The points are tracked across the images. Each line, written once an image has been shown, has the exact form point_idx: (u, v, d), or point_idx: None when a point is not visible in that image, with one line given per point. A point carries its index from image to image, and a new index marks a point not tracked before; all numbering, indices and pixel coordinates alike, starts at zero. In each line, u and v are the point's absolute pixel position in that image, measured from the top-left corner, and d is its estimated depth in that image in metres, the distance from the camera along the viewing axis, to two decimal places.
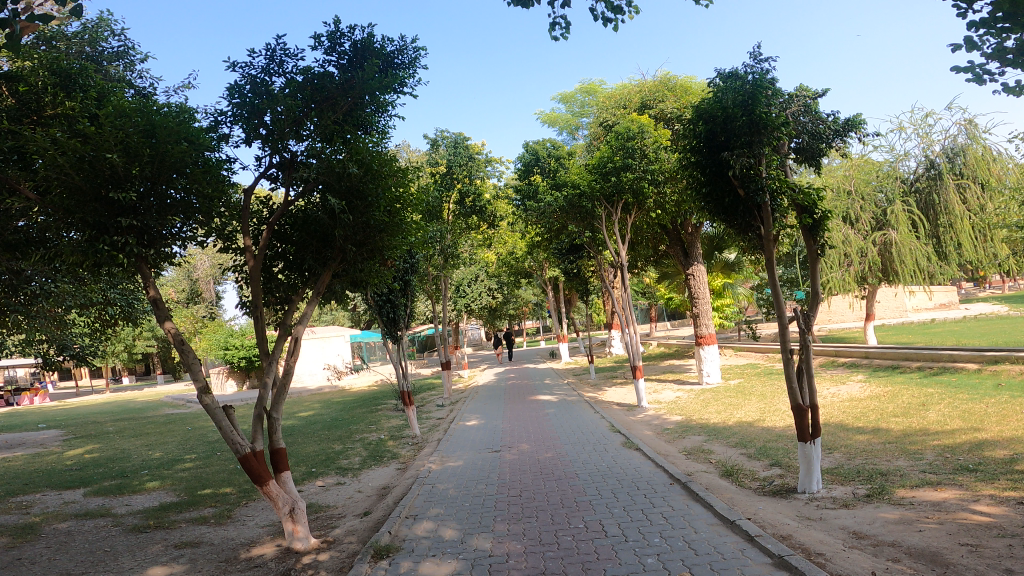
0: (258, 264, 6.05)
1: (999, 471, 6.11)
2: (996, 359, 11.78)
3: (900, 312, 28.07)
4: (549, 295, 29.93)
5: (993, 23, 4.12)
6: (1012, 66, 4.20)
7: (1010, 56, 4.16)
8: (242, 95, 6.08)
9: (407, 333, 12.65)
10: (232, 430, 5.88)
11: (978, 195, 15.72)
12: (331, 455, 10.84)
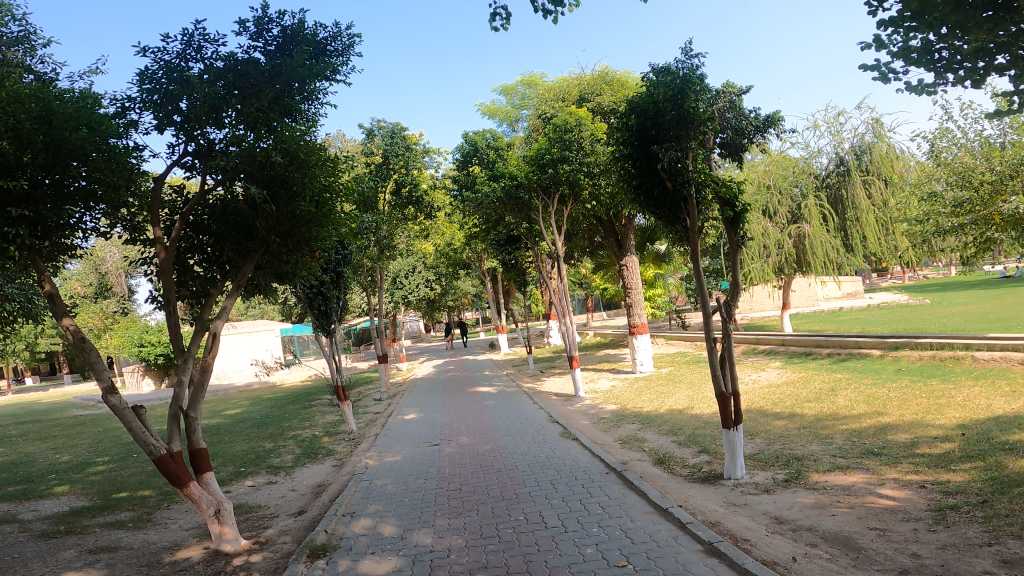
0: (170, 256, 5.72)
1: (902, 454, 6.54)
2: (896, 346, 12.63)
3: (812, 301, 29.90)
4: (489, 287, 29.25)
5: (900, 22, 4.43)
6: (916, 65, 4.49)
7: (914, 55, 4.46)
8: (153, 81, 5.76)
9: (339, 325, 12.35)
10: (143, 431, 5.58)
11: (882, 190, 16.89)
12: (261, 453, 10.50)
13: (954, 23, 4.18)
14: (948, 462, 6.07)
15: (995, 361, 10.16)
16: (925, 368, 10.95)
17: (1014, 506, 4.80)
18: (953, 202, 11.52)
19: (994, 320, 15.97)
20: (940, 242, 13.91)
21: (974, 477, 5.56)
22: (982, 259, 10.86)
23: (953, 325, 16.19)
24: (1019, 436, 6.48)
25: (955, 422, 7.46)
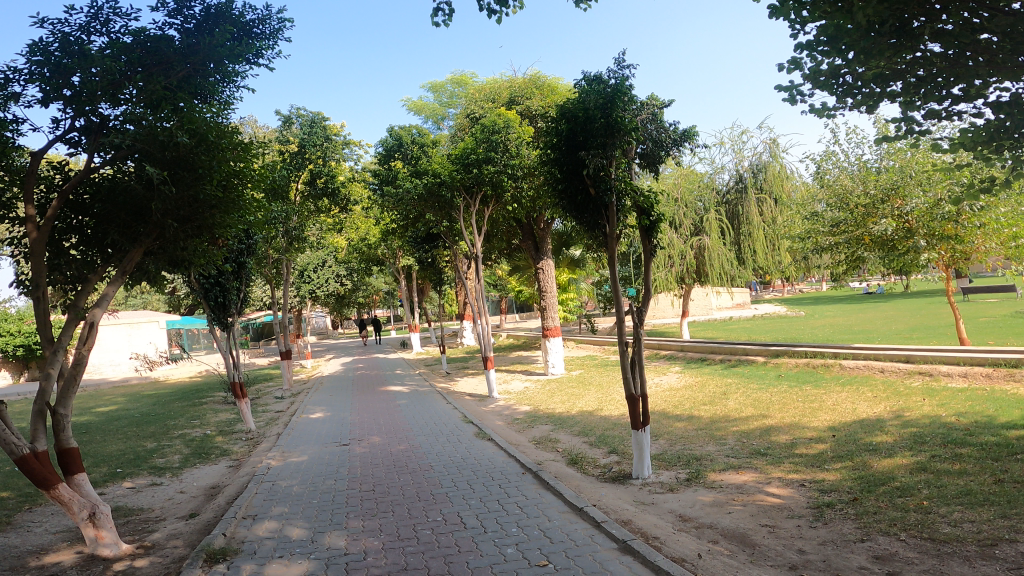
0: (43, 236, 5.06)
1: (784, 455, 6.85)
2: (778, 353, 13.55)
3: (706, 310, 31.60)
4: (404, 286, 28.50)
5: (815, 45, 4.76)
6: (822, 87, 4.88)
7: (822, 78, 4.84)
8: (45, 53, 5.17)
9: (238, 318, 11.71)
10: (3, 430, 4.99)
11: (772, 208, 18.35)
12: (142, 453, 9.78)
13: (858, 48, 4.58)
14: (823, 462, 6.33)
15: (859, 369, 11.08)
16: (803, 375, 11.74)
17: (881, 504, 4.85)
18: (832, 222, 12.63)
19: (859, 332, 17.47)
20: (817, 260, 15.01)
21: (845, 475, 5.77)
22: (852, 273, 12.75)
23: (824, 336, 17.61)
24: (881, 437, 6.99)
25: (827, 424, 8.02)
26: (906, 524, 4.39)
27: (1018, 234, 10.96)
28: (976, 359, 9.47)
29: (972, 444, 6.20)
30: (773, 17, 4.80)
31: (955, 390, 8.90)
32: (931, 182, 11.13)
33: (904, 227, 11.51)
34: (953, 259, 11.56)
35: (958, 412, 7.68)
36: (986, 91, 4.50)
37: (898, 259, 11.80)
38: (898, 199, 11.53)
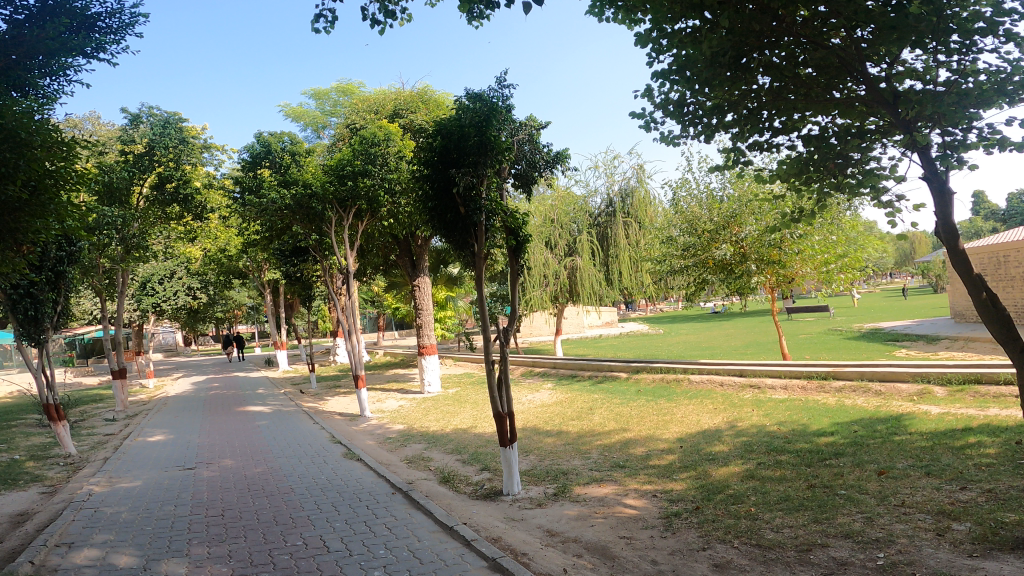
0: None
1: (639, 467, 7.18)
2: (639, 369, 14.29)
3: (579, 328, 32.65)
4: (268, 301, 27.28)
5: (668, 74, 5.16)
6: (671, 115, 5.31)
7: (672, 107, 5.27)
8: None
9: (50, 335, 10.55)
10: None
11: (637, 232, 18.86)
12: None
13: (703, 78, 5.01)
14: (671, 472, 6.71)
15: (704, 383, 11.88)
16: (656, 389, 12.39)
17: (718, 511, 5.21)
18: (683, 246, 13.56)
19: (704, 349, 18.84)
20: (670, 281, 15.83)
21: (689, 485, 6.14)
22: (699, 294, 13.86)
23: (676, 352, 18.81)
24: (718, 447, 7.55)
25: (675, 436, 8.53)
26: (738, 530, 4.74)
27: (829, 259, 12.56)
28: (793, 372, 10.73)
29: (790, 451, 6.85)
30: (636, 44, 5.07)
31: (778, 400, 9.80)
32: (761, 212, 12.43)
33: (739, 252, 12.81)
34: (777, 282, 12.95)
35: (779, 421, 8.45)
36: (801, 126, 5.16)
37: (735, 281, 13.09)
38: (735, 226, 12.74)
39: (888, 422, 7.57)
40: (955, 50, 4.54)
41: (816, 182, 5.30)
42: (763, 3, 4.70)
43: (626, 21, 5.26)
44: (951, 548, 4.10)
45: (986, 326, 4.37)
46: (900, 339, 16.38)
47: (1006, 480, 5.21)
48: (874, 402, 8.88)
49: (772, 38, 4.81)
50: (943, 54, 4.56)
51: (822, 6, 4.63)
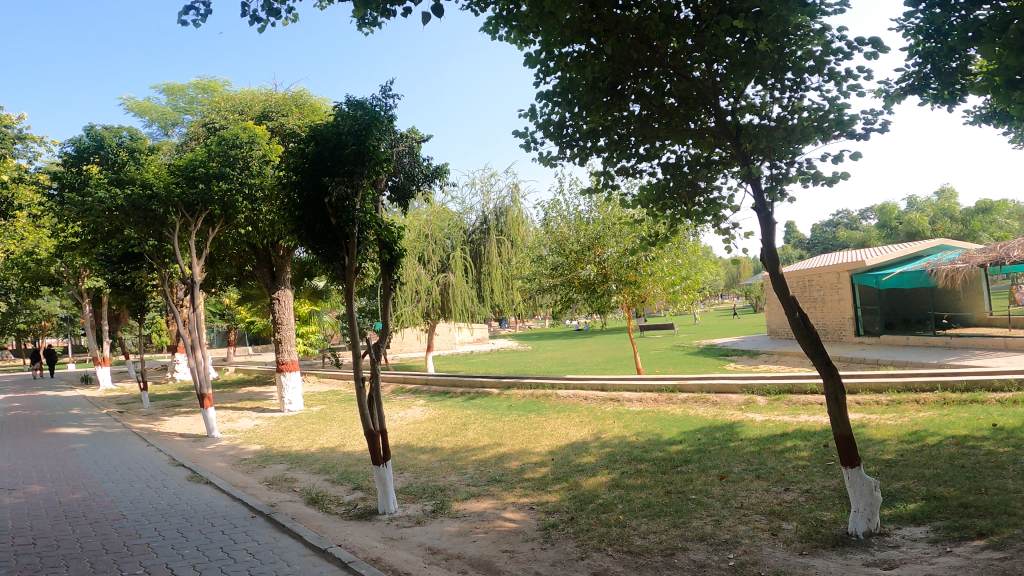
0: None
1: (514, 480, 7.36)
2: (509, 385, 14.63)
3: (450, 344, 32.63)
4: (87, 312, 24.65)
5: (551, 97, 5.46)
6: (550, 137, 5.60)
7: (552, 129, 5.55)
8: None
9: None
10: None
11: (509, 250, 19.60)
12: None
13: (584, 101, 5.35)
14: (545, 485, 6.94)
15: (570, 398, 12.38)
16: (526, 404, 12.71)
17: (591, 521, 5.48)
18: (551, 266, 14.11)
19: (569, 364, 19.61)
20: (539, 299, 16.33)
21: (562, 496, 6.40)
22: (564, 312, 14.39)
23: (543, 368, 19.40)
24: (585, 458, 7.92)
25: (546, 449, 8.83)
26: (611, 538, 5.01)
27: (675, 281, 13.61)
28: (646, 387, 11.52)
29: (647, 460, 7.35)
30: (527, 64, 5.29)
31: (635, 412, 10.43)
32: (622, 235, 13.31)
33: (601, 272, 13.53)
34: (632, 301, 13.76)
35: (636, 432, 9.01)
36: (661, 154, 5.69)
37: (597, 300, 13.77)
38: (598, 247, 13.50)
39: (723, 429, 8.34)
40: (786, 87, 5.29)
41: (670, 208, 5.83)
42: (641, 34, 5.12)
43: (518, 40, 5.53)
44: (787, 548, 4.61)
45: (798, 340, 5.06)
46: (728, 354, 18.14)
47: (819, 481, 5.96)
48: (711, 411, 9.72)
49: (646, 68, 5.29)
50: (777, 90, 5.32)
51: (688, 39, 5.13)
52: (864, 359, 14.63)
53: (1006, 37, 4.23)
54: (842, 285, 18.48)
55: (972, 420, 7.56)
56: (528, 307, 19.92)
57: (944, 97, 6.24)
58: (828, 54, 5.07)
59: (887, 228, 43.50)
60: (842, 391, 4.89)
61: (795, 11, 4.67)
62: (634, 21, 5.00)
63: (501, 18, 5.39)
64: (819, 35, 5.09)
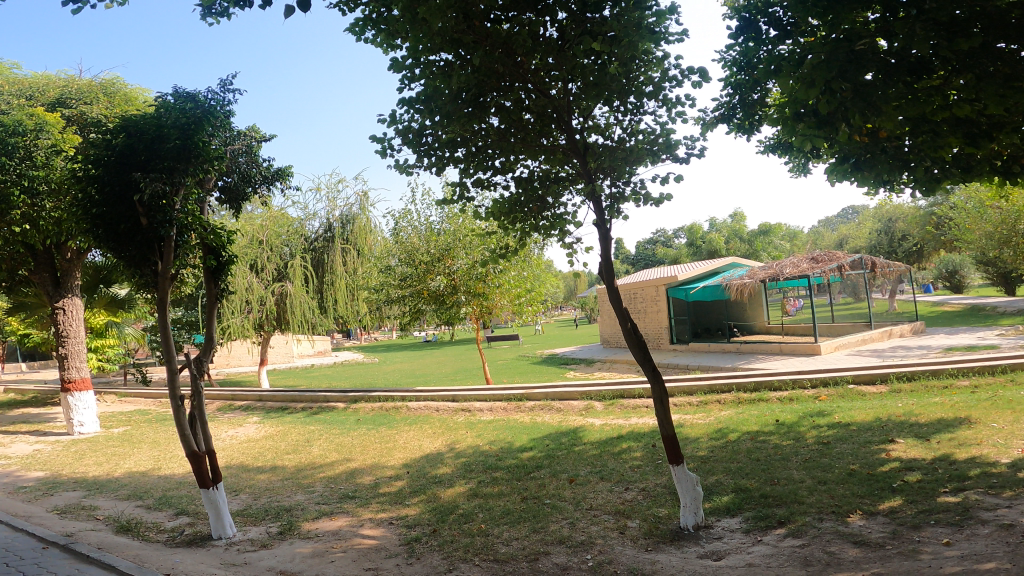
0: None
1: (370, 496, 7.09)
2: (356, 399, 14.21)
3: (288, 358, 30.88)
4: None
5: (413, 104, 5.40)
6: (409, 144, 5.54)
7: (411, 136, 5.51)
8: None
9: None
10: None
11: (355, 258, 19.22)
12: None
13: (446, 109, 5.34)
14: (402, 498, 6.76)
15: (422, 409, 12.26)
16: (376, 417, 12.34)
17: (454, 532, 5.43)
18: (400, 276, 13.96)
19: (417, 376, 19.41)
20: (386, 309, 16.01)
21: (421, 509, 6.27)
22: (413, 323, 14.28)
23: (391, 380, 19.02)
24: (442, 469, 7.85)
25: (400, 462, 8.62)
26: (476, 548, 5.00)
27: (521, 294, 14.12)
28: (495, 396, 11.84)
29: (502, 468, 7.45)
30: (392, 69, 5.20)
31: (487, 421, 10.54)
32: (472, 247, 13.48)
33: (451, 284, 13.62)
34: (480, 312, 13.94)
35: (489, 440, 9.11)
36: (514, 168, 5.83)
37: (446, 311, 13.79)
38: (448, 258, 13.58)
39: (569, 434, 8.67)
40: (627, 110, 5.70)
41: (521, 222, 5.96)
42: (507, 49, 5.27)
43: (384, 44, 5.42)
44: (634, 545, 4.80)
45: (629, 348, 5.40)
46: (567, 363, 19.01)
47: (652, 479, 6.30)
48: (556, 417, 10.08)
49: (508, 82, 5.44)
50: (620, 112, 5.69)
51: (550, 58, 5.35)
52: (678, 364, 16.08)
53: (803, 70, 4.49)
54: (659, 297, 20.13)
55: (761, 416, 8.41)
56: (374, 318, 19.42)
57: (743, 126, 7.14)
58: (664, 81, 5.52)
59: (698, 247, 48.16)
60: (667, 394, 5.28)
61: (644, 38, 4.98)
62: (504, 36, 5.14)
63: (369, 19, 5.26)
64: (659, 62, 5.53)
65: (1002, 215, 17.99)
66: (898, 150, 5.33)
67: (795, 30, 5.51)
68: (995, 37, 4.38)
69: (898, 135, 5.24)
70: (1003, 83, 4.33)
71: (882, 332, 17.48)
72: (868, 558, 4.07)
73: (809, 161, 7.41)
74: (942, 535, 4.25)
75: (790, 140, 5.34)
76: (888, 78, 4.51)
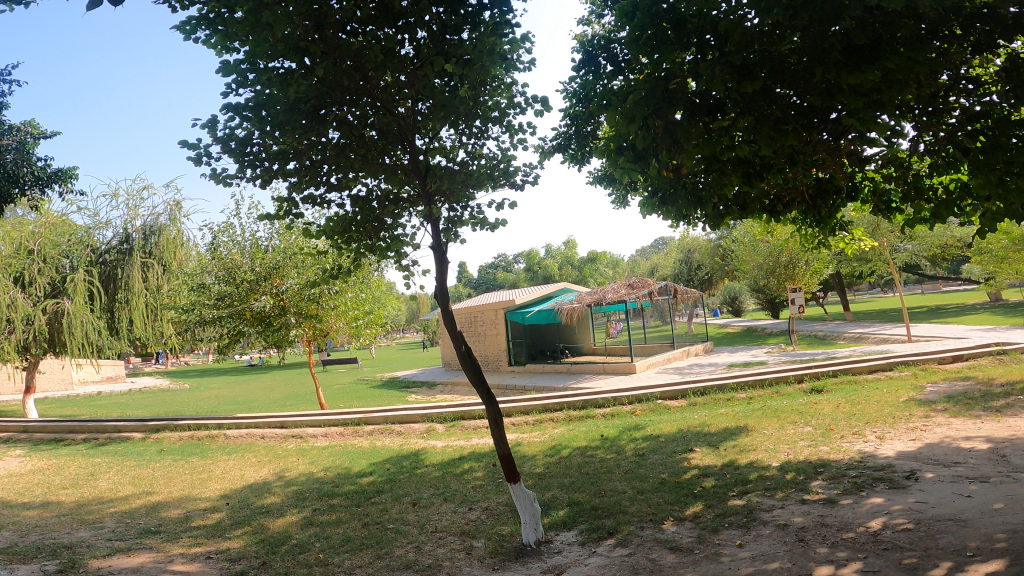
0: None
1: (181, 530, 6.43)
2: (158, 428, 12.89)
3: (65, 385, 27.00)
4: None
5: (241, 110, 4.92)
6: (228, 153, 4.98)
7: (232, 144, 4.96)
8: None
9: None
10: None
11: (158, 275, 17.45)
12: None
13: (278, 121, 4.96)
14: (223, 531, 6.24)
15: (243, 438, 11.44)
16: (185, 447, 11.24)
17: (288, 563, 5.12)
18: (217, 295, 12.79)
19: (239, 402, 18.03)
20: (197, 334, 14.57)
21: (246, 541, 5.82)
22: (233, 347, 13.14)
23: (206, 407, 17.43)
24: (269, 499, 7.37)
25: (218, 493, 7.92)
26: None
27: (358, 315, 13.85)
28: (330, 421, 11.42)
29: (340, 494, 7.17)
30: (221, 72, 4.76)
31: (320, 447, 10.09)
32: (304, 266, 13.03)
33: (278, 305, 12.92)
34: (313, 335, 13.46)
35: (324, 467, 8.74)
36: (351, 186, 5.65)
37: (272, 334, 13.00)
38: (276, 278, 12.91)
39: (410, 457, 8.59)
40: (472, 134, 5.86)
41: (354, 242, 5.75)
42: (357, 64, 5.20)
43: (220, 46, 5.10)
44: (482, 564, 4.81)
45: (464, 371, 5.49)
46: (410, 386, 18.77)
47: (494, 497, 6.43)
48: (397, 441, 9.93)
49: (353, 97, 5.40)
50: (465, 136, 5.83)
51: (402, 76, 5.32)
52: (519, 386, 16.39)
53: (624, 107, 5.14)
54: (500, 322, 20.53)
55: (590, 432, 8.89)
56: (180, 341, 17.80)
57: (577, 157, 7.69)
58: (510, 107, 5.79)
59: (526, 271, 50.04)
60: (501, 415, 5.40)
61: (496, 62, 5.27)
62: (355, 49, 4.99)
63: (204, 18, 4.92)
64: (507, 88, 5.82)
65: (768, 248, 20.75)
66: (695, 186, 6.24)
67: (627, 66, 5.92)
68: (772, 82, 5.06)
69: (695, 172, 6.15)
70: (774, 126, 5.03)
71: (683, 351, 19.41)
72: (681, 563, 4.36)
73: (629, 193, 8.01)
74: (736, 538, 4.71)
75: (613, 170, 6.09)
76: (692, 117, 5.29)
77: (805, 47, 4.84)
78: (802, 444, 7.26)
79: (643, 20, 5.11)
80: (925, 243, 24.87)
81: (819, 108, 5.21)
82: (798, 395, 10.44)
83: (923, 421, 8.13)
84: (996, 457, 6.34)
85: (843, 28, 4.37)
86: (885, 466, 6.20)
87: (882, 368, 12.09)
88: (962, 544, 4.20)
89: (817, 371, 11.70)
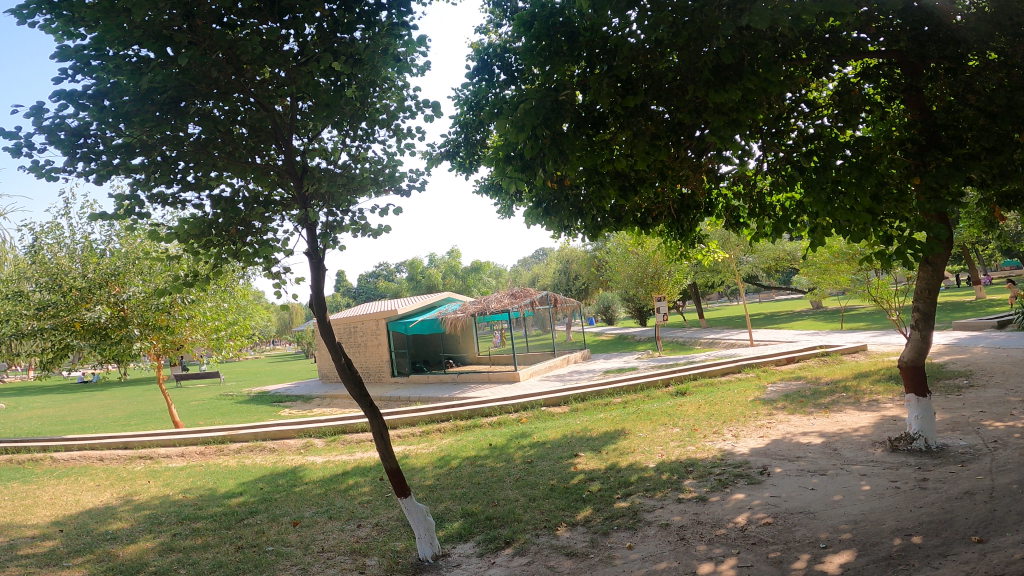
0: None
1: (4, 559, 5.62)
2: None
3: None
4: None
5: (76, 97, 4.33)
6: (57, 144, 4.30)
7: (62, 135, 4.30)
8: None
9: None
10: None
11: None
12: None
13: (123, 112, 4.41)
14: (58, 559, 5.53)
15: (75, 461, 10.24)
16: (2, 471, 9.84)
17: None
18: (38, 304, 11.33)
19: (71, 422, 16.03)
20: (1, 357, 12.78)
21: (91, 570, 5.21)
22: (59, 362, 11.62)
23: (28, 429, 15.30)
24: (116, 525, 6.63)
25: (49, 519, 7.00)
26: None
27: (218, 327, 13.16)
28: (187, 441, 10.54)
29: (204, 517, 6.62)
30: (57, 55, 4.15)
31: (176, 468, 9.28)
32: (150, 273, 12.00)
33: (117, 315, 11.73)
34: (164, 348, 12.58)
35: (183, 489, 8.03)
36: (214, 184, 5.13)
37: (110, 348, 11.76)
38: (115, 286, 11.74)
39: (286, 475, 8.14)
40: (357, 137, 5.65)
41: (215, 247, 5.21)
42: (230, 55, 4.76)
43: (62, 33, 4.47)
44: None
45: (344, 385, 5.21)
46: (282, 400, 17.75)
47: (384, 512, 6.25)
48: (270, 458, 9.35)
49: (223, 90, 4.90)
50: (349, 138, 5.61)
51: (281, 72, 5.00)
52: (402, 397, 16.12)
53: (515, 116, 5.10)
54: (381, 332, 20.01)
55: (477, 441, 8.91)
56: None
57: (465, 165, 7.70)
58: (399, 110, 5.64)
59: (407, 280, 49.42)
60: (387, 427, 5.19)
61: (388, 63, 5.14)
62: (230, 40, 4.59)
63: (46, 2, 4.31)
64: (397, 91, 5.69)
65: (637, 259, 21.94)
66: (577, 197, 6.44)
67: (519, 77, 6.05)
68: (650, 98, 5.34)
69: (577, 185, 6.33)
70: (650, 141, 5.36)
71: (563, 359, 19.98)
72: (578, 569, 4.48)
73: (513, 204, 8.14)
74: (625, 540, 4.91)
75: (499, 178, 6.10)
76: (577, 128, 5.34)
77: (679, 67, 5.10)
78: (672, 444, 7.72)
79: (539, 30, 5.21)
80: (762, 255, 27.52)
81: (684, 125, 5.71)
82: (665, 398, 11.09)
83: (768, 418, 8.94)
84: (830, 450, 7.11)
85: (716, 45, 4.49)
86: (742, 463, 6.75)
87: (731, 370, 13.18)
88: (816, 535, 4.65)
89: (681, 375, 12.53)
